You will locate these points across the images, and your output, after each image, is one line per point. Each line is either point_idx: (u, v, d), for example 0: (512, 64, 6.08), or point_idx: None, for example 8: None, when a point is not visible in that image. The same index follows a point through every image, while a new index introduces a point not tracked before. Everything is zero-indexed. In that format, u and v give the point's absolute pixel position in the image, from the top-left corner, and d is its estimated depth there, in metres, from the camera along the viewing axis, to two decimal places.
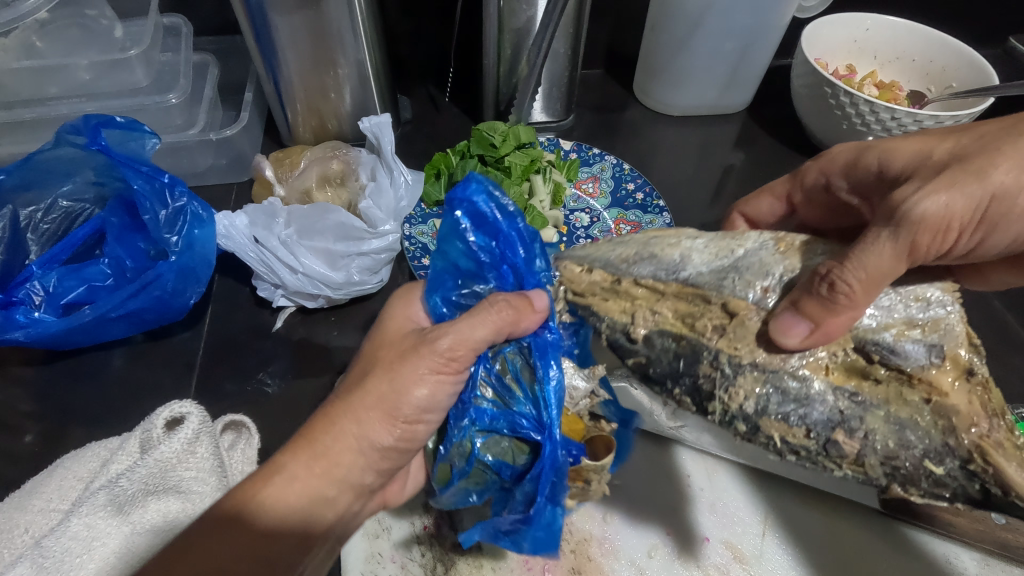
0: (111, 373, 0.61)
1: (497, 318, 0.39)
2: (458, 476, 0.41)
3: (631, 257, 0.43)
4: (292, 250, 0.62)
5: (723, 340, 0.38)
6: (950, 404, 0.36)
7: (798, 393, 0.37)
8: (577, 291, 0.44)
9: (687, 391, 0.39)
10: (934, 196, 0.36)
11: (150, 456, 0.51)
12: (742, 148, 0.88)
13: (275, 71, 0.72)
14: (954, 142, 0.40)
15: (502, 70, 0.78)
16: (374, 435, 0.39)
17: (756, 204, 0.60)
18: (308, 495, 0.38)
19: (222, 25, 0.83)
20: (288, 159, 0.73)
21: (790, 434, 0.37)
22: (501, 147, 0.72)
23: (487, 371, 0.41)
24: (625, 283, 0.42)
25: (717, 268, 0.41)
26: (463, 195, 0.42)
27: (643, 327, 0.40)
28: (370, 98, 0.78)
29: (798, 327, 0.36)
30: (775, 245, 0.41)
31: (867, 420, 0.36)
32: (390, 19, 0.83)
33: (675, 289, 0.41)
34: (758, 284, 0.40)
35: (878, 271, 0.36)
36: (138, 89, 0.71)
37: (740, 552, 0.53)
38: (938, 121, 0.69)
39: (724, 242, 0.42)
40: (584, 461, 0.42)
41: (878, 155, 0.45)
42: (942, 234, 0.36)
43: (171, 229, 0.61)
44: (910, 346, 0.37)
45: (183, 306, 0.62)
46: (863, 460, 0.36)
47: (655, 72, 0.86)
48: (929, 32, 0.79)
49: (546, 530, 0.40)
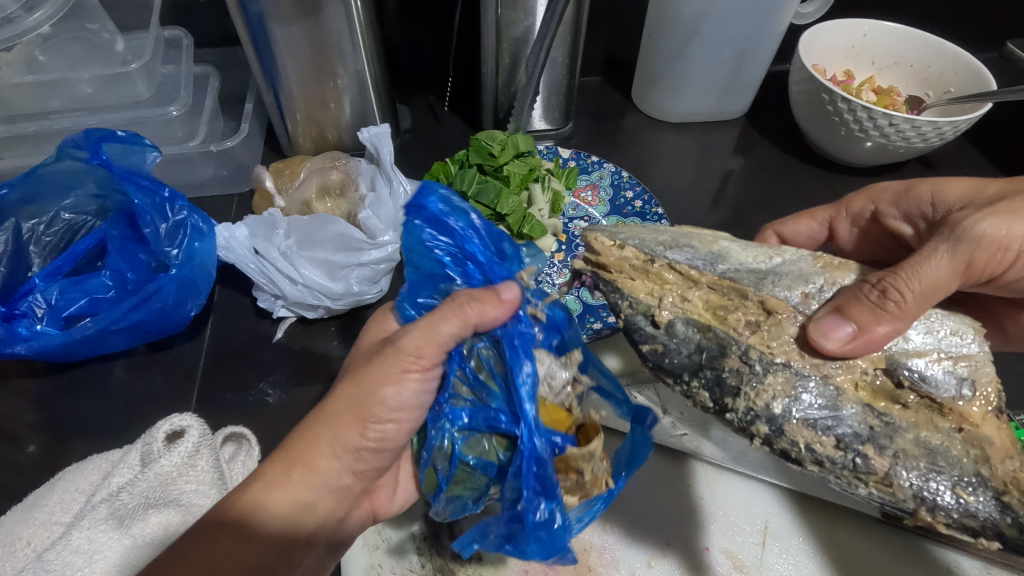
0: (113, 384, 0.61)
1: (458, 314, 0.39)
2: (444, 480, 0.41)
3: (669, 241, 0.44)
4: (292, 261, 0.62)
5: (755, 335, 0.40)
6: (982, 434, 0.37)
7: (828, 400, 0.38)
8: (602, 262, 0.44)
9: (706, 384, 0.39)
10: (992, 218, 0.40)
11: (151, 470, 0.51)
12: (741, 153, 0.88)
13: (274, 82, 0.72)
14: (1005, 183, 0.44)
15: (500, 79, 0.79)
16: (346, 438, 0.41)
17: (794, 227, 0.58)
18: (289, 503, 0.40)
19: (221, 36, 0.84)
20: (287, 169, 0.74)
21: (818, 442, 0.37)
22: (500, 156, 0.72)
23: (461, 369, 0.41)
24: (658, 265, 0.43)
25: (753, 270, 0.43)
26: (417, 200, 0.42)
27: (669, 314, 0.41)
28: (369, 107, 0.78)
29: (841, 330, 0.38)
30: (814, 259, 0.44)
31: (896, 440, 0.37)
32: (389, 29, 0.83)
33: (712, 280, 0.42)
34: (799, 289, 0.42)
35: (930, 285, 0.38)
36: (140, 102, 0.72)
37: (740, 561, 0.52)
38: (938, 128, 0.69)
39: (763, 249, 0.44)
40: (568, 449, 0.41)
41: (930, 188, 0.47)
42: (998, 255, 0.40)
43: (171, 241, 0.61)
44: (940, 374, 0.39)
45: (184, 318, 0.62)
46: (891, 480, 0.36)
47: (653, 79, 0.87)
48: (926, 37, 0.79)
49: (546, 529, 0.40)
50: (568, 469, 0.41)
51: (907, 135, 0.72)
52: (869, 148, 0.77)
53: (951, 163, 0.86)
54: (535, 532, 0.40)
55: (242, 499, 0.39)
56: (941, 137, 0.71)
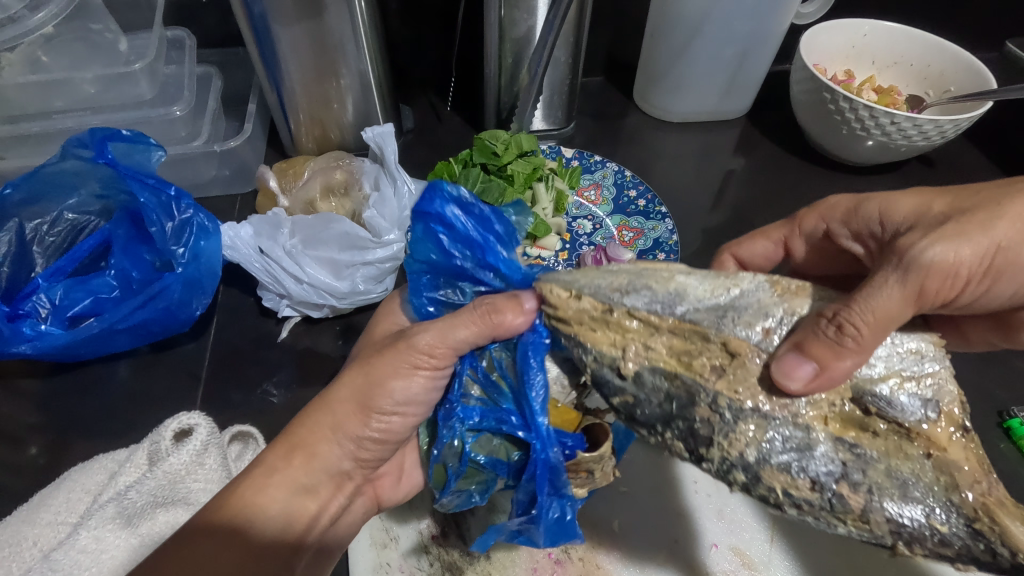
0: (116, 384, 0.61)
1: (478, 321, 0.41)
2: (454, 476, 0.41)
3: (624, 286, 0.40)
4: (296, 260, 0.62)
5: (722, 381, 0.37)
6: (951, 459, 0.36)
7: (799, 441, 0.36)
8: (562, 316, 0.41)
9: (679, 435, 0.38)
10: (938, 244, 0.37)
11: (160, 468, 0.51)
12: (742, 153, 0.88)
13: (278, 82, 0.72)
14: (952, 196, 0.41)
15: (503, 79, 0.79)
16: (350, 427, 0.43)
17: (750, 248, 0.58)
18: (288, 488, 0.41)
19: (224, 37, 0.84)
20: (290, 170, 0.74)
21: (793, 486, 0.35)
22: (503, 155, 0.72)
23: (474, 368, 0.42)
24: (618, 314, 0.40)
25: (713, 307, 0.39)
26: (430, 207, 0.42)
27: (634, 364, 0.38)
28: (372, 107, 0.78)
29: (802, 369, 0.35)
30: (771, 287, 0.40)
31: (869, 473, 0.35)
32: (392, 29, 0.84)
33: (672, 324, 0.39)
34: (759, 325, 0.39)
35: (885, 314, 0.36)
36: (143, 102, 0.71)
37: (748, 558, 0.53)
38: (939, 126, 0.69)
39: (720, 279, 0.41)
40: (579, 452, 0.40)
41: (878, 206, 0.46)
42: (949, 280, 0.38)
43: (177, 240, 0.61)
44: (907, 399, 0.37)
45: (189, 317, 0.62)
46: (868, 516, 0.34)
47: (655, 79, 0.87)
48: (926, 36, 0.80)
49: (558, 525, 0.41)
50: (579, 474, 0.40)
51: (909, 134, 0.72)
52: (870, 147, 0.78)
53: (950, 162, 0.86)
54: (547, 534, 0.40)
55: (246, 495, 0.40)
56: (942, 136, 0.71)
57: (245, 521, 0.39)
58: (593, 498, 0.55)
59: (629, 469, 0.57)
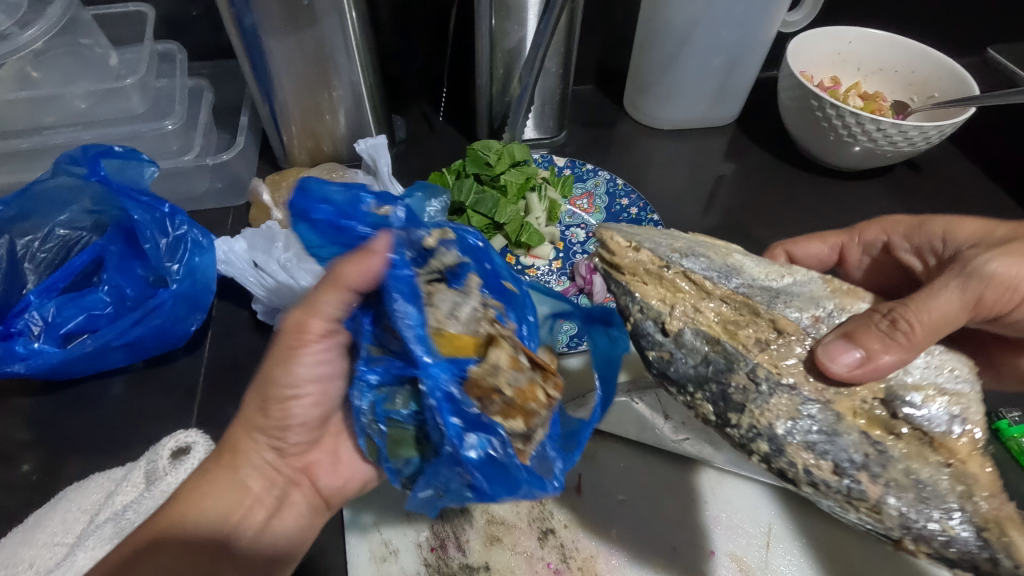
0: (111, 400, 0.61)
1: (334, 289, 0.39)
2: (381, 442, 0.43)
3: (684, 249, 0.42)
4: (291, 274, 0.60)
5: (764, 354, 0.39)
6: (969, 471, 0.36)
7: (828, 425, 0.37)
8: (616, 264, 0.42)
9: (710, 398, 0.39)
10: (1003, 258, 0.42)
11: (157, 488, 0.52)
12: (732, 159, 0.89)
13: (270, 94, 0.72)
14: (1014, 226, 0.45)
15: (494, 89, 0.79)
16: (254, 418, 0.44)
17: (804, 248, 0.58)
18: (220, 487, 0.43)
19: (216, 49, 0.84)
20: (284, 181, 0.74)
21: (815, 465, 0.37)
22: (496, 165, 0.73)
23: (366, 325, 0.42)
24: (673, 273, 0.41)
25: (765, 287, 0.41)
26: (301, 199, 0.41)
27: (679, 322, 0.40)
28: (364, 119, 0.79)
29: (848, 356, 0.37)
30: (825, 282, 0.43)
31: (889, 470, 0.36)
32: (383, 40, 0.84)
33: (725, 293, 0.40)
34: (809, 312, 0.40)
35: (936, 318, 0.39)
36: (135, 117, 0.71)
37: (745, 564, 0.53)
38: (924, 132, 0.71)
39: (775, 267, 0.43)
40: (475, 371, 0.38)
41: (943, 225, 0.49)
42: (1007, 293, 0.42)
43: (172, 257, 0.61)
44: (935, 410, 0.37)
45: (184, 333, 0.62)
46: (881, 508, 0.36)
47: (645, 87, 0.88)
48: (910, 44, 0.81)
49: (487, 458, 0.39)
50: (494, 398, 0.39)
51: (894, 140, 0.73)
52: (857, 153, 0.79)
53: (935, 168, 0.88)
54: (485, 465, 0.39)
55: (183, 498, 0.42)
56: (927, 141, 0.73)
57: (179, 522, 0.40)
58: (590, 506, 0.56)
59: (625, 477, 0.57)
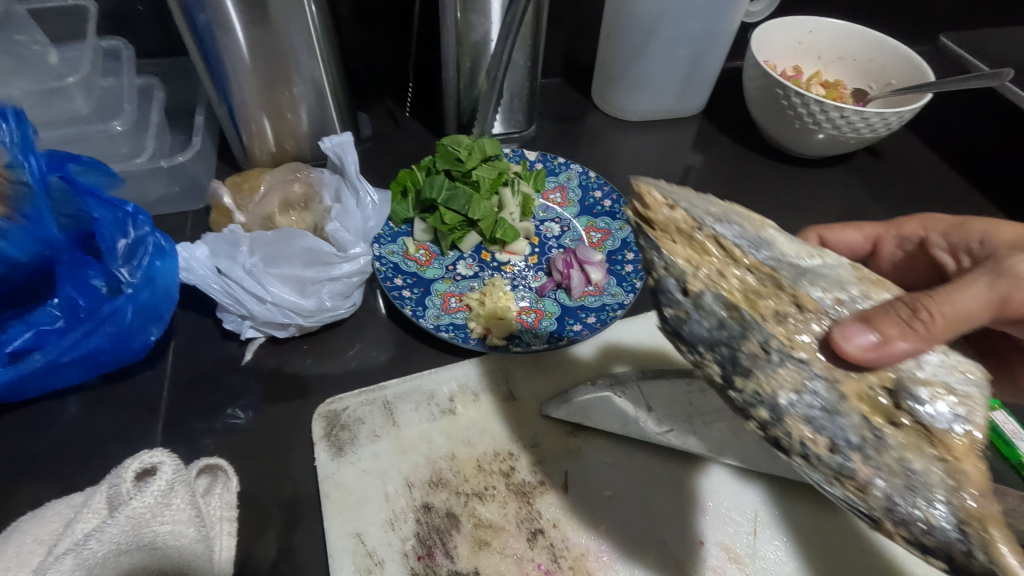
0: (66, 421, 0.57)
1: None
2: None
3: (717, 215, 0.40)
4: (258, 279, 0.59)
5: (780, 327, 0.37)
6: (962, 467, 0.34)
7: (831, 402, 0.36)
8: (649, 218, 0.39)
9: (720, 360, 0.37)
10: None
11: (120, 514, 0.45)
12: (700, 149, 0.90)
13: (226, 92, 0.69)
14: None
15: (462, 84, 0.78)
16: None
17: (841, 235, 0.61)
18: None
19: (166, 46, 0.80)
20: (245, 184, 0.70)
21: (812, 440, 0.35)
22: (468, 160, 0.72)
23: None
24: (704, 235, 0.39)
25: (793, 264, 0.40)
26: None
27: (701, 284, 0.37)
28: (327, 116, 0.76)
29: (863, 338, 0.36)
30: (852, 268, 0.43)
31: (884, 454, 0.35)
32: (345, 34, 0.81)
33: (754, 263, 0.39)
34: (832, 293, 0.40)
35: (954, 314, 0.40)
36: (79, 118, 0.67)
37: (735, 552, 0.53)
38: (884, 119, 0.72)
39: (805, 248, 0.42)
40: None
41: (982, 228, 0.53)
42: None
43: (129, 261, 0.57)
44: (940, 408, 0.36)
45: (142, 345, 0.59)
46: (867, 488, 0.34)
47: (614, 79, 0.87)
48: (867, 33, 0.83)
49: None
50: None
51: (857, 127, 0.75)
52: (820, 140, 0.80)
53: (897, 156, 0.90)
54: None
55: None
56: (886, 128, 0.75)
57: None
58: (579, 503, 0.55)
59: (611, 472, 0.57)
